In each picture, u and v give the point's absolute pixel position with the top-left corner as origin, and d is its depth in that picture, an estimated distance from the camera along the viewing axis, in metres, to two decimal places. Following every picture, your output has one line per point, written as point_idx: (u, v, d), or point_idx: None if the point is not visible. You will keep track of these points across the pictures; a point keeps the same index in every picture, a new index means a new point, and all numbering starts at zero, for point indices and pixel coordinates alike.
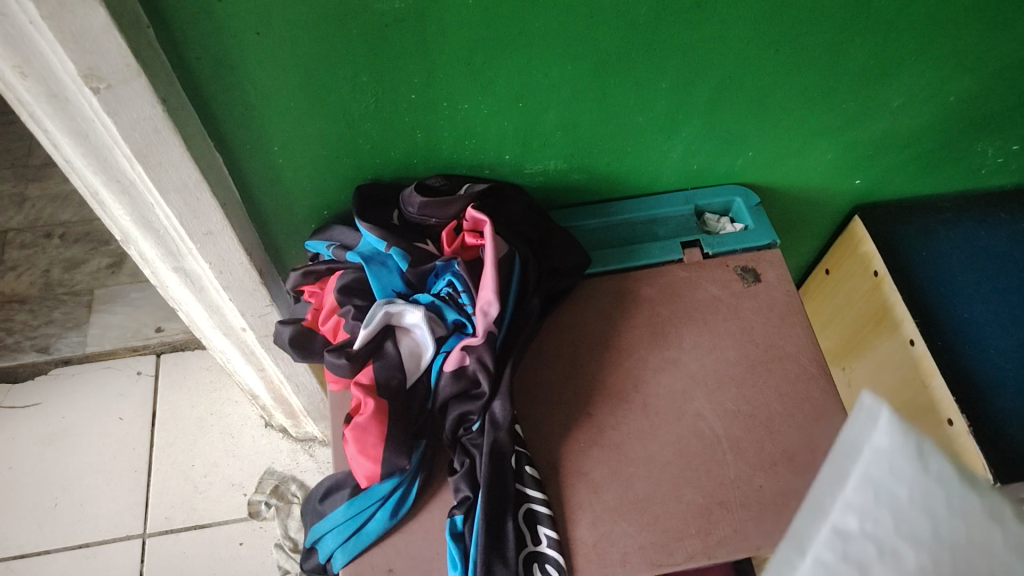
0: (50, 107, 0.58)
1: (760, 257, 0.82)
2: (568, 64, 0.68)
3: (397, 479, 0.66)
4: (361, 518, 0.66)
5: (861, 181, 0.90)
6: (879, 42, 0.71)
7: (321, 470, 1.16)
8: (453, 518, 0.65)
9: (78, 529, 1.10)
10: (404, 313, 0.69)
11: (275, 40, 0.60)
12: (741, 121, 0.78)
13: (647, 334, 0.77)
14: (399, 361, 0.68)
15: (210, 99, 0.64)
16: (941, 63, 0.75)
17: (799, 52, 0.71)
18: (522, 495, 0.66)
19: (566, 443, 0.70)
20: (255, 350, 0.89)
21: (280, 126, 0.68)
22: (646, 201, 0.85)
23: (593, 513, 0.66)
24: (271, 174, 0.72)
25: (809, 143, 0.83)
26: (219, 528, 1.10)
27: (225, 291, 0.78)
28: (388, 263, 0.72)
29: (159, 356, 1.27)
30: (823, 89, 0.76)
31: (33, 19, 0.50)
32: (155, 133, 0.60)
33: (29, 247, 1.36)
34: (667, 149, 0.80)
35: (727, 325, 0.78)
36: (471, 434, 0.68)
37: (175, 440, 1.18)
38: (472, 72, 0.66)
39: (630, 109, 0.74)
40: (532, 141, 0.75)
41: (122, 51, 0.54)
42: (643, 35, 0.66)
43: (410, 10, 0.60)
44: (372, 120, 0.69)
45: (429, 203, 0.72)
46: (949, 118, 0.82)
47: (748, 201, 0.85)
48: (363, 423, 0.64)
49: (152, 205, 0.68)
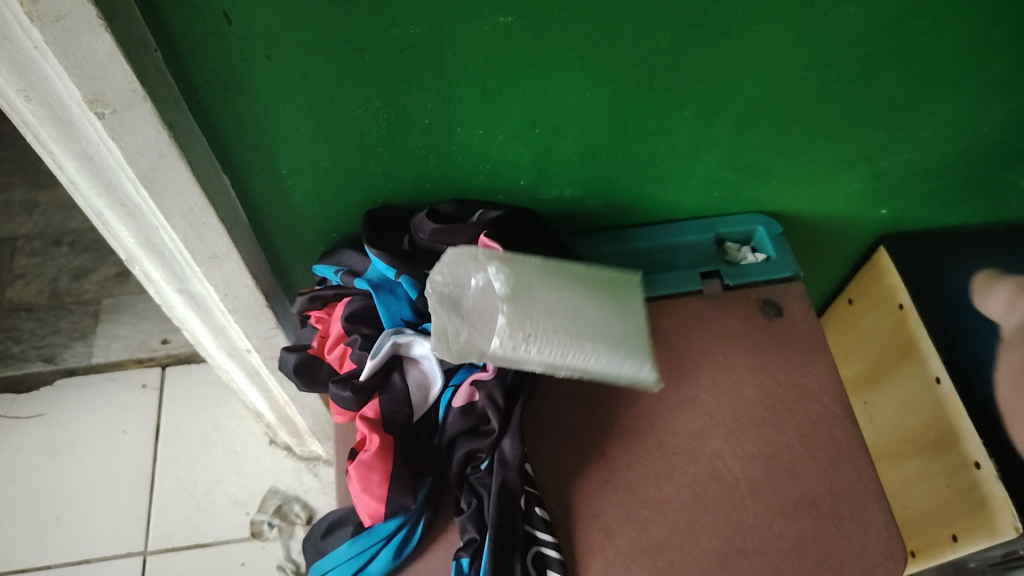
0: (56, 130, 0.57)
1: (782, 290, 0.80)
2: (590, 90, 0.65)
3: (401, 518, 0.64)
4: (364, 558, 0.64)
5: (887, 211, 0.88)
6: (913, 72, 0.69)
7: (325, 490, 1.14)
8: (460, 561, 0.63)
9: (79, 544, 1.09)
10: (412, 344, 0.67)
11: (287, 65, 0.58)
12: (766, 148, 0.76)
13: (664, 369, 0.75)
14: (405, 395, 0.66)
15: (218, 123, 0.61)
16: (974, 94, 0.73)
17: (828, 81, 0.69)
18: (532, 537, 0.64)
19: (578, 482, 0.68)
20: (260, 371, 0.87)
21: (289, 151, 0.65)
22: (664, 229, 0.82)
23: (605, 557, 0.64)
24: (280, 199, 0.70)
25: (835, 172, 0.80)
26: (220, 547, 1.09)
27: (230, 314, 0.76)
28: (397, 291, 0.71)
29: (165, 368, 1.26)
30: (850, 118, 0.74)
31: (39, 44, 0.49)
32: (160, 158, 0.58)
33: (38, 255, 1.35)
34: (689, 177, 0.77)
35: (747, 360, 0.75)
36: (479, 472, 0.66)
37: (179, 455, 1.17)
38: (487, 97, 0.64)
39: (653, 136, 0.71)
40: (548, 167, 0.73)
41: (128, 78, 0.51)
42: (665, 65, 0.64)
43: (427, 35, 0.57)
44: (384, 145, 0.67)
45: (440, 229, 0.70)
46: (979, 149, 0.80)
47: (771, 230, 0.83)
48: (367, 461, 0.63)
49: (158, 228, 0.66)
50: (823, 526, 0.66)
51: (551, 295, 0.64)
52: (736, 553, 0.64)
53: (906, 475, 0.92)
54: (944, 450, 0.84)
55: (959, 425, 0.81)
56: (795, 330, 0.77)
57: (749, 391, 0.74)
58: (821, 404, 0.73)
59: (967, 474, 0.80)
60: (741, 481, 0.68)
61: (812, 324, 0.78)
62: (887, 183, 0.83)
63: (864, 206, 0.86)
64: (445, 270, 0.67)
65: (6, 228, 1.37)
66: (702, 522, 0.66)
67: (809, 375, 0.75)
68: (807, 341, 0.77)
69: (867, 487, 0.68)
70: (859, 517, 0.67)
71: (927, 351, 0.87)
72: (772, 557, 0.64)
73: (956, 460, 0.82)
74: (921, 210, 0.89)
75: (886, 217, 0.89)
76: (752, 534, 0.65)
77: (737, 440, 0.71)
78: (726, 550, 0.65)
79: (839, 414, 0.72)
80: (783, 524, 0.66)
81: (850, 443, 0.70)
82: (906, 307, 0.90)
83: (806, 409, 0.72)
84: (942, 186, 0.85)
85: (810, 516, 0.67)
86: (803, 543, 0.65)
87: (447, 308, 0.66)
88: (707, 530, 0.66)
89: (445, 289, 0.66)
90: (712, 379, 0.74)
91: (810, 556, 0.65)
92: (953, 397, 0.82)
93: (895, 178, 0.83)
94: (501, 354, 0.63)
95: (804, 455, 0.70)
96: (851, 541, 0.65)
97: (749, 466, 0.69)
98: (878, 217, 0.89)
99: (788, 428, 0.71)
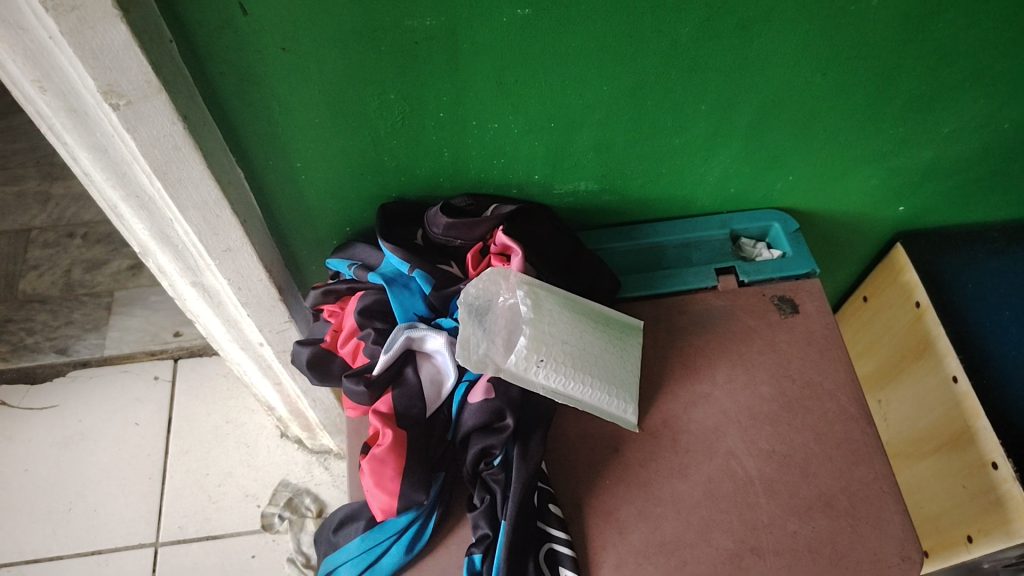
0: (70, 121, 0.56)
1: (798, 288, 0.80)
2: (605, 84, 0.65)
3: (414, 514, 0.64)
4: (375, 554, 0.64)
5: (905, 208, 0.88)
6: (933, 67, 0.69)
7: (335, 484, 1.15)
8: (471, 557, 0.63)
9: (91, 535, 1.09)
10: (425, 339, 0.67)
11: (301, 57, 0.57)
12: (783, 143, 0.75)
13: (678, 365, 0.74)
14: (418, 390, 0.66)
15: (232, 115, 0.61)
16: (994, 90, 0.72)
17: (846, 75, 0.68)
18: (544, 534, 0.63)
19: (592, 480, 0.68)
20: (271, 364, 0.87)
21: (303, 144, 0.65)
22: (680, 224, 0.82)
23: (618, 554, 0.64)
24: (295, 192, 0.70)
25: (852, 169, 0.80)
26: (231, 539, 1.09)
27: (243, 307, 0.76)
28: (411, 286, 0.70)
29: (177, 361, 1.27)
30: (868, 114, 0.73)
31: (54, 34, 0.48)
32: (174, 150, 0.58)
33: (52, 246, 1.35)
34: (704, 172, 0.77)
35: (762, 358, 0.75)
36: (492, 469, 0.64)
37: (190, 448, 1.17)
38: (503, 90, 0.64)
39: (668, 131, 0.71)
40: (563, 161, 0.72)
41: (142, 68, 0.51)
42: (683, 59, 0.63)
43: (442, 26, 0.57)
44: (398, 138, 0.66)
45: (454, 224, 0.70)
46: (997, 146, 0.79)
47: (787, 226, 0.82)
48: (380, 456, 0.62)
49: (171, 220, 0.66)
50: (838, 526, 0.65)
51: (566, 325, 0.69)
52: (750, 552, 0.64)
53: (921, 475, 0.92)
54: (960, 450, 0.83)
55: (976, 425, 0.80)
56: (810, 327, 0.77)
57: (764, 389, 0.73)
58: (838, 403, 0.72)
59: (983, 474, 0.80)
60: (755, 479, 0.68)
61: (828, 322, 0.77)
62: (904, 181, 0.83)
63: (880, 203, 0.86)
64: (478, 283, 0.69)
65: (21, 219, 1.38)
66: (716, 520, 0.66)
67: (825, 374, 0.74)
68: (823, 339, 0.76)
69: (883, 487, 0.68)
70: (875, 518, 0.66)
71: (943, 349, 0.86)
72: (786, 556, 0.64)
73: (972, 460, 0.81)
74: (937, 207, 0.88)
75: (903, 214, 0.89)
76: (768, 533, 0.65)
77: (752, 438, 0.70)
78: (739, 547, 0.64)
79: (855, 413, 0.72)
80: (798, 523, 0.66)
81: (866, 442, 0.70)
82: (922, 305, 0.89)
83: (821, 408, 0.72)
84: (960, 183, 0.84)
85: (825, 516, 0.66)
86: (818, 543, 0.65)
87: (473, 317, 0.67)
88: (720, 529, 0.65)
89: (475, 299, 0.68)
90: (727, 377, 0.74)
91: (825, 555, 0.64)
92: (971, 396, 0.81)
93: (912, 175, 0.82)
94: (513, 369, 0.65)
95: (820, 454, 0.69)
96: (866, 541, 0.65)
97: (764, 464, 0.69)
98: (895, 214, 0.89)
99: (803, 426, 0.71)
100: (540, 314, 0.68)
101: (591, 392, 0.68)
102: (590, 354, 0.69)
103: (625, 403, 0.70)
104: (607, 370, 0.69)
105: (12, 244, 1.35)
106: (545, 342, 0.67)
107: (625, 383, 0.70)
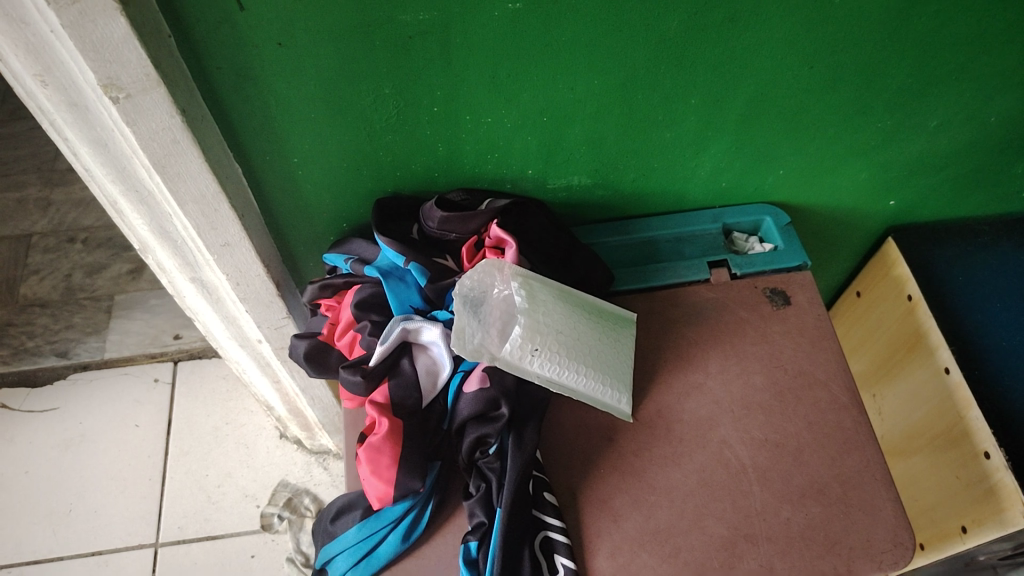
0: (71, 116, 0.57)
1: (790, 280, 0.81)
2: (596, 79, 0.66)
3: (409, 502, 0.64)
4: (373, 541, 0.64)
5: (895, 202, 0.89)
6: (921, 60, 0.69)
7: (334, 484, 1.15)
8: (468, 545, 0.63)
9: (91, 536, 1.09)
10: (421, 330, 0.68)
11: (298, 52, 0.58)
12: (773, 137, 0.76)
13: (672, 357, 0.75)
14: (415, 380, 0.67)
15: (229, 109, 0.62)
16: (981, 83, 0.73)
17: (835, 67, 0.69)
18: (540, 523, 0.64)
19: (587, 470, 0.68)
20: (270, 361, 0.88)
21: (300, 139, 0.66)
22: (672, 219, 0.83)
23: (613, 542, 0.65)
24: (293, 187, 0.71)
25: (842, 162, 0.81)
26: (230, 540, 1.09)
27: (241, 303, 0.77)
28: (407, 279, 0.71)
29: (176, 363, 1.28)
30: (857, 107, 0.74)
31: (55, 28, 0.49)
32: (173, 143, 0.59)
33: (53, 251, 1.36)
34: (696, 166, 0.78)
35: (755, 349, 0.76)
36: (488, 458, 0.65)
37: (190, 449, 1.18)
38: (495, 85, 0.64)
39: (660, 125, 0.72)
40: (555, 156, 0.73)
41: (142, 62, 0.52)
42: (672, 52, 0.64)
43: (436, 21, 0.58)
44: (393, 134, 0.67)
45: (450, 218, 0.70)
46: (986, 140, 0.80)
47: (779, 220, 0.84)
48: (377, 444, 0.63)
49: (170, 215, 0.67)
50: (831, 512, 0.66)
51: (561, 316, 0.70)
52: (743, 539, 0.65)
53: (916, 469, 0.92)
54: (954, 442, 0.84)
55: (967, 415, 0.81)
56: (803, 319, 0.78)
57: (756, 379, 0.74)
58: (830, 392, 0.73)
59: (976, 464, 0.80)
60: (748, 467, 0.68)
61: (820, 314, 0.78)
62: (894, 174, 0.84)
63: (871, 197, 0.87)
64: (473, 275, 0.70)
65: (22, 225, 1.39)
66: (710, 507, 0.66)
67: (817, 364, 0.75)
68: (814, 330, 0.77)
69: (876, 475, 0.68)
70: (868, 505, 0.67)
71: (935, 342, 0.86)
72: (780, 542, 0.65)
73: (965, 452, 0.82)
74: (928, 201, 0.89)
75: (894, 208, 0.90)
76: (761, 520, 0.66)
77: (745, 427, 0.71)
78: (733, 534, 0.65)
79: (847, 402, 0.72)
80: (791, 511, 0.66)
81: (859, 431, 0.71)
82: (913, 298, 0.90)
83: (814, 397, 0.73)
84: (949, 177, 0.85)
85: (818, 503, 0.67)
86: (811, 530, 0.65)
87: (468, 308, 0.68)
88: (714, 516, 0.66)
89: (469, 291, 0.69)
90: (721, 367, 0.75)
91: (817, 541, 0.65)
92: (963, 386, 0.82)
93: (902, 169, 0.83)
94: (508, 358, 0.67)
95: (812, 442, 0.70)
96: (858, 528, 0.66)
97: (757, 453, 0.69)
98: (886, 208, 0.90)
99: (796, 416, 0.72)
100: (535, 305, 0.69)
101: (585, 382, 0.69)
102: (584, 344, 0.70)
103: (619, 393, 0.70)
104: (601, 361, 0.70)
105: (13, 249, 1.36)
106: (540, 332, 0.68)
107: (618, 373, 0.71)
